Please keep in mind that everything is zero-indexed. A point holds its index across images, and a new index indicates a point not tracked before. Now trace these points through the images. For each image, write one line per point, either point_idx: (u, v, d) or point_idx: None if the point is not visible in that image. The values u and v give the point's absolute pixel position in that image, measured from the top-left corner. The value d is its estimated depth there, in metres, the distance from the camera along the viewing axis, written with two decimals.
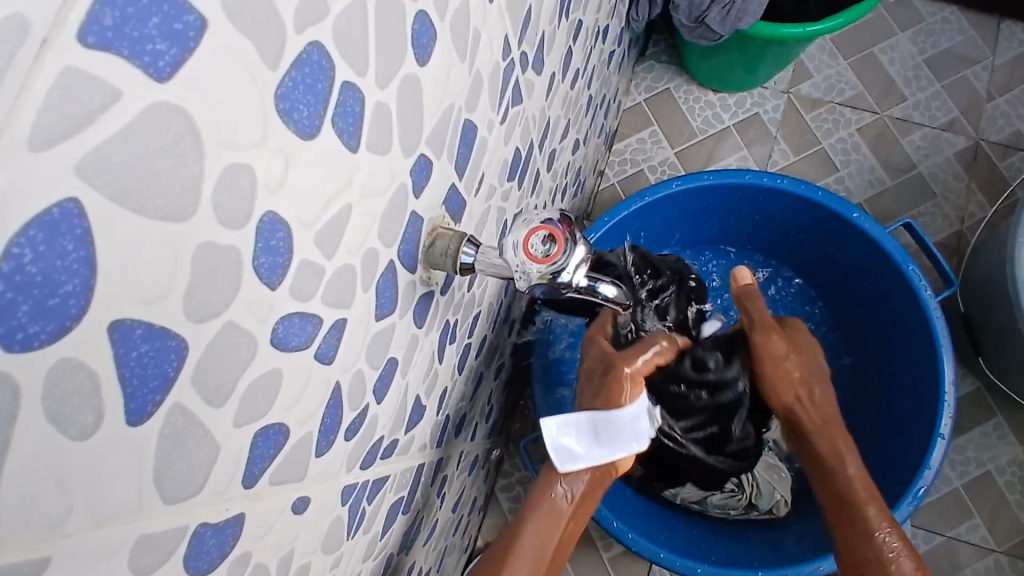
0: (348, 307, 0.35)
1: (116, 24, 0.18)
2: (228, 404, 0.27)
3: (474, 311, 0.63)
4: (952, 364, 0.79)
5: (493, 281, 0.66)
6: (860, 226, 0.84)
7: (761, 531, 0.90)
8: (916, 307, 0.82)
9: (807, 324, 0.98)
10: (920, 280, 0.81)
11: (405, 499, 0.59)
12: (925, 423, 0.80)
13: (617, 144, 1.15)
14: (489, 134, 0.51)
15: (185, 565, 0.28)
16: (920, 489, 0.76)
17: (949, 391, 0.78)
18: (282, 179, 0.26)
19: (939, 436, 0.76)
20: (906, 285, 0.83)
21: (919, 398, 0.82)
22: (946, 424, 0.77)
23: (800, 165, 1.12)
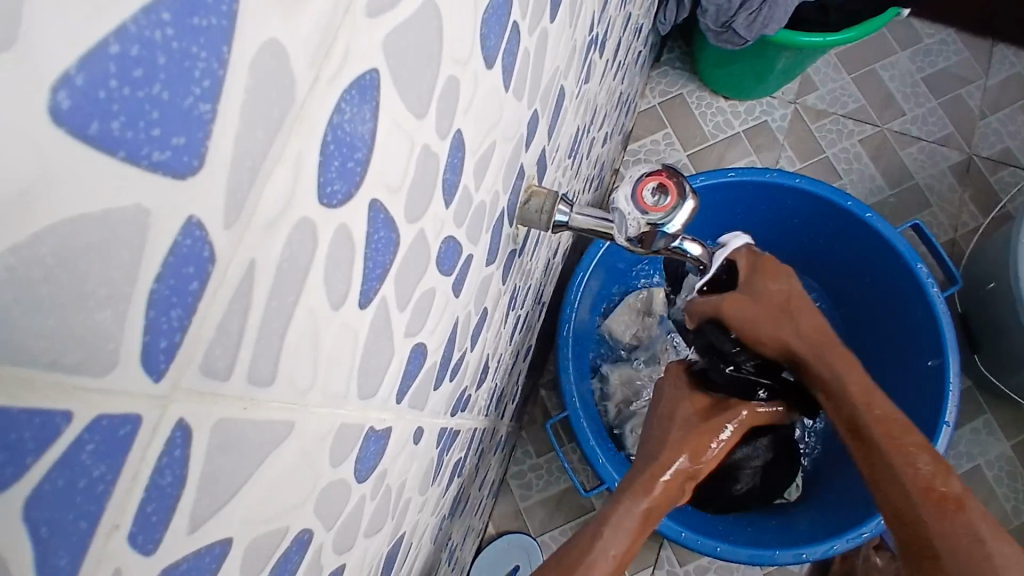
0: (475, 245, 0.37)
1: None
2: (406, 311, 0.29)
3: (528, 283, 0.65)
4: (956, 355, 0.84)
5: (543, 256, 0.69)
6: (869, 223, 0.89)
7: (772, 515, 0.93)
8: (923, 302, 0.87)
9: None
10: (928, 277, 0.87)
11: (461, 460, 0.60)
12: (932, 411, 0.84)
13: (632, 144, 1.19)
14: (568, 106, 0.53)
15: (356, 468, 0.29)
16: None
17: (955, 382, 0.83)
18: (470, 101, 0.28)
19: (946, 424, 0.81)
20: (913, 280, 0.88)
21: (925, 388, 0.87)
22: (952, 412, 0.82)
23: (806, 171, 1.17)
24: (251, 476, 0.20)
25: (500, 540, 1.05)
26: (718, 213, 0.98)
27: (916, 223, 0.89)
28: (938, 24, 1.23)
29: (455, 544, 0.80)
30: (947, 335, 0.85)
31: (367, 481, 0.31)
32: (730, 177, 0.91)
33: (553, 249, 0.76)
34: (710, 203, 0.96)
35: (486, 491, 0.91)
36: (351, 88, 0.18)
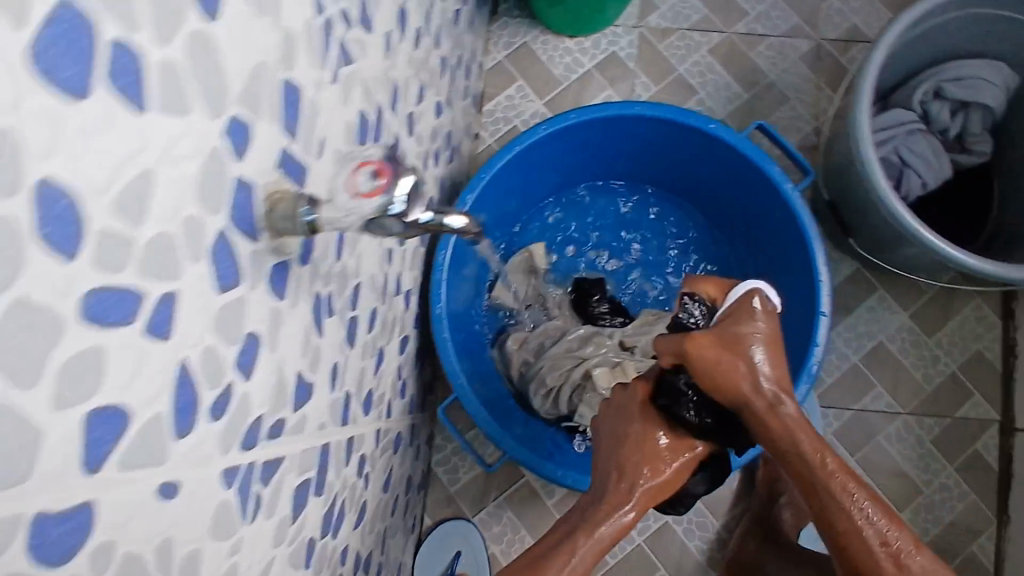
0: (178, 280, 0.35)
1: None
2: (44, 385, 0.26)
3: (352, 283, 0.63)
4: (822, 248, 0.85)
5: (368, 252, 0.67)
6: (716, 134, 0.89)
7: None
8: (781, 200, 0.87)
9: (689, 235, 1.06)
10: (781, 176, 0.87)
11: (314, 480, 0.59)
12: (808, 304, 0.85)
13: (487, 105, 1.16)
14: (320, 96, 0.50)
15: (29, 557, 0.27)
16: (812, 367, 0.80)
17: (823, 272, 0.83)
18: (53, 143, 0.25)
19: (821, 315, 0.81)
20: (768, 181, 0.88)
21: (799, 284, 0.87)
22: (825, 303, 0.82)
23: (663, 93, 1.16)
24: None
25: (439, 526, 1.06)
26: (572, 155, 0.97)
27: (760, 124, 0.88)
28: None
29: (366, 553, 0.80)
30: (808, 230, 0.85)
31: (68, 564, 0.29)
32: (571, 119, 0.89)
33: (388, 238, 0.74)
34: (560, 148, 0.95)
35: (395, 492, 0.90)
36: None
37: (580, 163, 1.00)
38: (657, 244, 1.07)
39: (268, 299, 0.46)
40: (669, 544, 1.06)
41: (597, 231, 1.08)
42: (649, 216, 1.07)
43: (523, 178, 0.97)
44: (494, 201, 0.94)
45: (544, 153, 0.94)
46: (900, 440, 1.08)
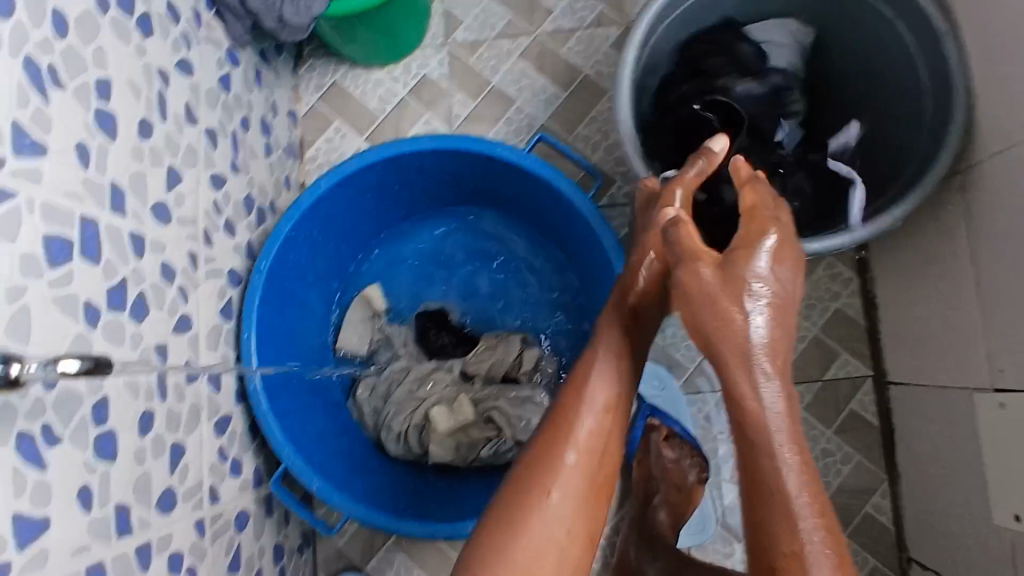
0: None
1: None
2: None
3: (93, 401, 0.62)
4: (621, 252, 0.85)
5: (115, 361, 0.66)
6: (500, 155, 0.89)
7: None
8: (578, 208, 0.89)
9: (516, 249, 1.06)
10: (571, 186, 0.87)
11: None
12: None
13: (308, 153, 1.14)
14: None
15: None
16: None
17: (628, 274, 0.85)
18: None
19: None
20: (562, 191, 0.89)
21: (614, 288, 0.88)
22: None
23: (481, 107, 1.14)
24: None
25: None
26: (371, 198, 0.97)
27: (540, 137, 0.88)
28: None
29: None
30: (606, 237, 0.86)
31: None
32: (354, 167, 0.89)
33: (153, 334, 0.72)
34: (358, 193, 0.94)
35: (253, 569, 0.89)
36: None
37: (390, 201, 1.00)
38: (493, 262, 1.07)
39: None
40: None
41: (431, 261, 1.07)
42: (473, 239, 1.07)
43: (332, 229, 0.97)
44: (301, 258, 0.94)
45: (341, 202, 0.93)
46: None
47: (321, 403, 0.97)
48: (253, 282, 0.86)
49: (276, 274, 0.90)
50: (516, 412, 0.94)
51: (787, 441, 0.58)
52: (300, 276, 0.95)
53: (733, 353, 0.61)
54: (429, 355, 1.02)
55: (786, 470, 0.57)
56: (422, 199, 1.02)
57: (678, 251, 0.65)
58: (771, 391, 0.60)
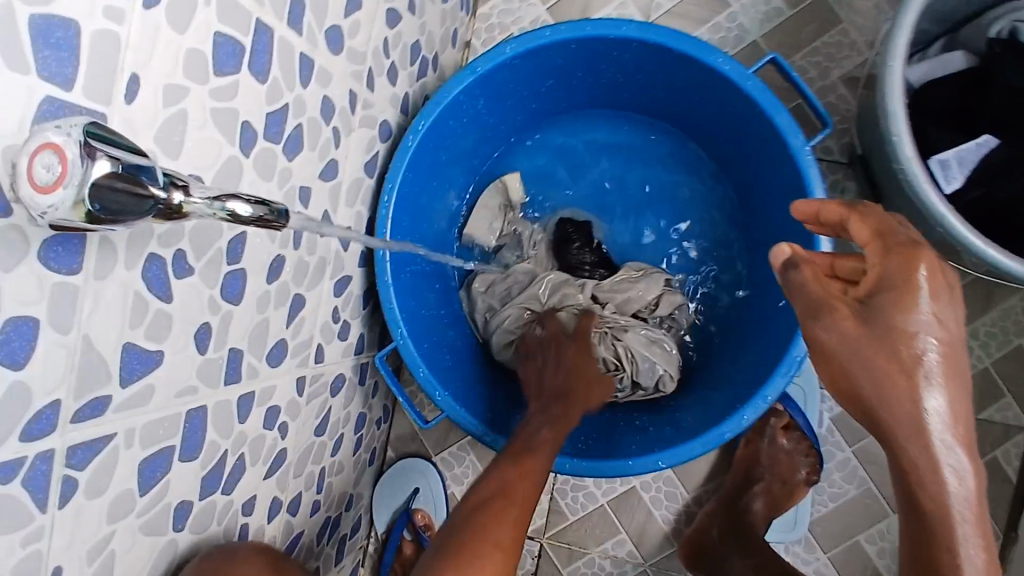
0: None
1: None
2: None
3: (229, 236, 0.55)
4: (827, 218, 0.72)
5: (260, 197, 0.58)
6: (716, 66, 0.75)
7: (646, 409, 0.87)
8: (788, 155, 0.75)
9: (687, 175, 0.94)
10: (791, 125, 0.73)
11: (179, 447, 0.55)
12: None
13: (482, 8, 1.01)
14: (122, 28, 0.41)
15: None
16: (796, 355, 0.72)
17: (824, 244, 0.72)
18: None
19: None
20: (775, 131, 0.75)
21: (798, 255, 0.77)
22: None
23: (689, 3, 0.97)
24: None
25: (400, 461, 1.04)
26: (549, 78, 0.85)
27: (773, 58, 0.73)
28: None
29: (289, 498, 0.77)
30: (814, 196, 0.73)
31: None
32: (542, 39, 0.76)
33: (300, 176, 0.65)
34: (536, 69, 0.82)
35: (336, 433, 0.86)
36: None
37: (565, 87, 0.88)
38: (654, 183, 0.95)
39: (45, 279, 0.39)
40: (635, 510, 1.00)
41: (587, 164, 0.96)
42: (643, 151, 0.95)
43: (496, 103, 0.86)
44: (458, 127, 0.84)
45: (516, 75, 0.82)
46: None
47: (437, 285, 0.90)
48: (405, 142, 0.77)
49: (428, 138, 0.81)
50: (638, 350, 0.84)
51: (975, 536, 0.50)
52: (450, 147, 0.86)
53: (907, 419, 0.52)
54: (561, 267, 0.92)
55: (955, 493, 0.50)
56: (600, 93, 0.90)
57: (813, 300, 0.58)
58: (947, 437, 0.51)
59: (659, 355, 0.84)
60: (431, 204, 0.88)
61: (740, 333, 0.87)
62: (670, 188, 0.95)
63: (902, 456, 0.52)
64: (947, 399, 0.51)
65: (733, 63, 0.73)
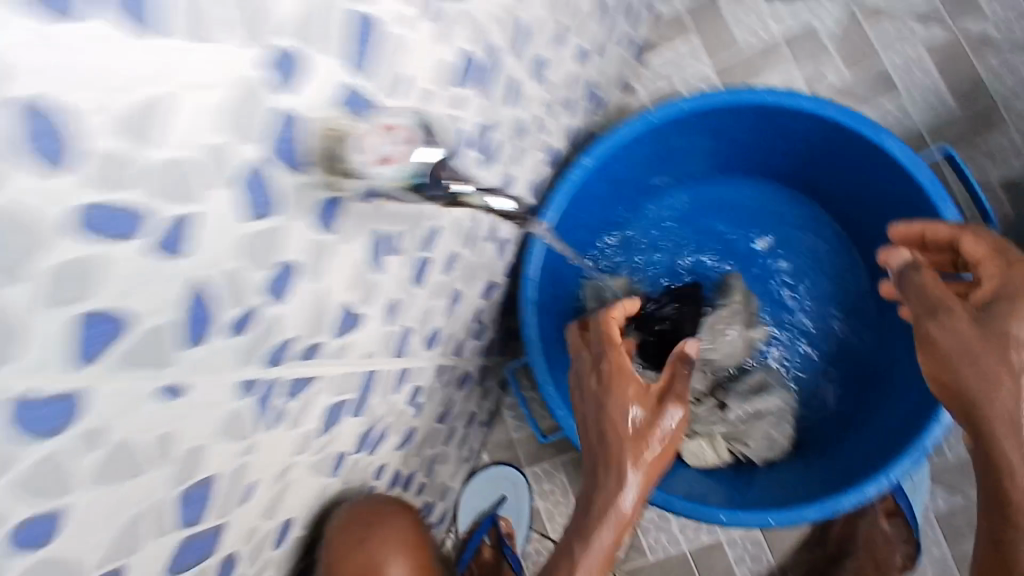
0: (197, 203, 0.35)
1: None
2: (29, 282, 0.28)
3: (429, 226, 0.62)
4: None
5: (456, 195, 0.65)
6: (885, 145, 0.80)
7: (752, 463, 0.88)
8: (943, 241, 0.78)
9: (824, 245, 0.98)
10: (953, 213, 0.76)
11: (355, 402, 0.62)
12: None
13: (649, 58, 1.07)
14: (409, 34, 0.48)
15: (21, 431, 0.31)
16: (929, 441, 0.73)
17: None
18: (34, 61, 0.26)
19: None
20: (934, 216, 0.78)
21: None
22: None
23: (856, 82, 1.00)
24: None
25: (494, 468, 1.09)
26: (714, 136, 0.92)
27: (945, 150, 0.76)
28: None
29: (406, 474, 0.83)
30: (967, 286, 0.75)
31: (52, 439, 0.33)
32: (720, 99, 0.83)
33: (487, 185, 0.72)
34: (705, 125, 0.89)
35: (451, 425, 0.92)
36: None
37: (729, 145, 0.94)
38: (791, 253, 1.00)
39: (314, 236, 0.46)
40: (715, 564, 1.00)
41: (732, 221, 1.01)
42: (784, 215, 1.00)
43: (658, 151, 0.92)
44: (624, 167, 0.91)
45: (687, 128, 0.88)
46: None
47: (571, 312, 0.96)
48: (573, 174, 0.84)
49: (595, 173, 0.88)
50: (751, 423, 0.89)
51: None
52: (611, 183, 0.93)
53: (1008, 415, 0.60)
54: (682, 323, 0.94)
55: None
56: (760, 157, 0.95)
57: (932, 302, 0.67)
58: None
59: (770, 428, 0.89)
60: (578, 237, 0.94)
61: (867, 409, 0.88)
62: (804, 254, 0.99)
63: (994, 449, 0.60)
64: None
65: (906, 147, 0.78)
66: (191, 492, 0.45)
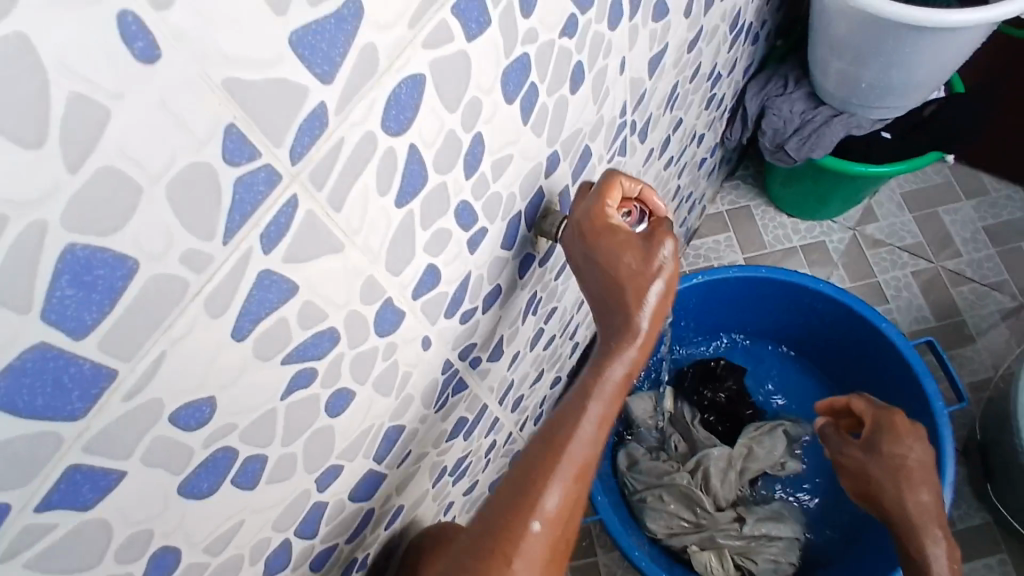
0: (490, 223, 0.56)
1: (405, 95, 0.39)
2: (428, 231, 0.48)
3: (554, 304, 0.82)
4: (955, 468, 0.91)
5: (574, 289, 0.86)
6: (884, 331, 1.02)
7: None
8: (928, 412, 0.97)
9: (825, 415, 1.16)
10: (934, 391, 0.96)
11: (470, 424, 0.76)
12: None
13: (695, 241, 1.34)
14: (598, 165, 0.73)
15: (377, 323, 0.48)
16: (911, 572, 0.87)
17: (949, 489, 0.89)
18: (489, 117, 0.48)
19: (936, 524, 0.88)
20: (921, 392, 0.98)
21: None
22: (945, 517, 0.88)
23: (856, 290, 1.28)
24: (311, 259, 0.38)
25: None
26: (747, 305, 1.14)
27: (928, 340, 0.99)
28: (1008, 181, 1.34)
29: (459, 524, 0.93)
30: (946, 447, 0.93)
31: (382, 339, 0.49)
32: (761, 273, 1.07)
33: None
34: (743, 292, 1.11)
35: None
36: (405, 79, 0.38)
37: (757, 314, 1.16)
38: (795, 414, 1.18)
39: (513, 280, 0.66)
40: None
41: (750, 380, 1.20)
42: (792, 385, 1.19)
43: (702, 306, 1.14)
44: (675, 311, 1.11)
45: (730, 290, 1.11)
46: None
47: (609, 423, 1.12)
48: None
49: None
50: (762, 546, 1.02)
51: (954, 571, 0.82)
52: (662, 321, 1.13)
53: (919, 509, 0.84)
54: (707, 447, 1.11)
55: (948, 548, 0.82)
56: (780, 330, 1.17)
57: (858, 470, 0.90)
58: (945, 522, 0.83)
59: (777, 553, 1.02)
60: None
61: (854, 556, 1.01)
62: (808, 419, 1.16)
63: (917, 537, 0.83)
64: (931, 495, 0.84)
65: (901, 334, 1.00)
66: (392, 432, 0.58)
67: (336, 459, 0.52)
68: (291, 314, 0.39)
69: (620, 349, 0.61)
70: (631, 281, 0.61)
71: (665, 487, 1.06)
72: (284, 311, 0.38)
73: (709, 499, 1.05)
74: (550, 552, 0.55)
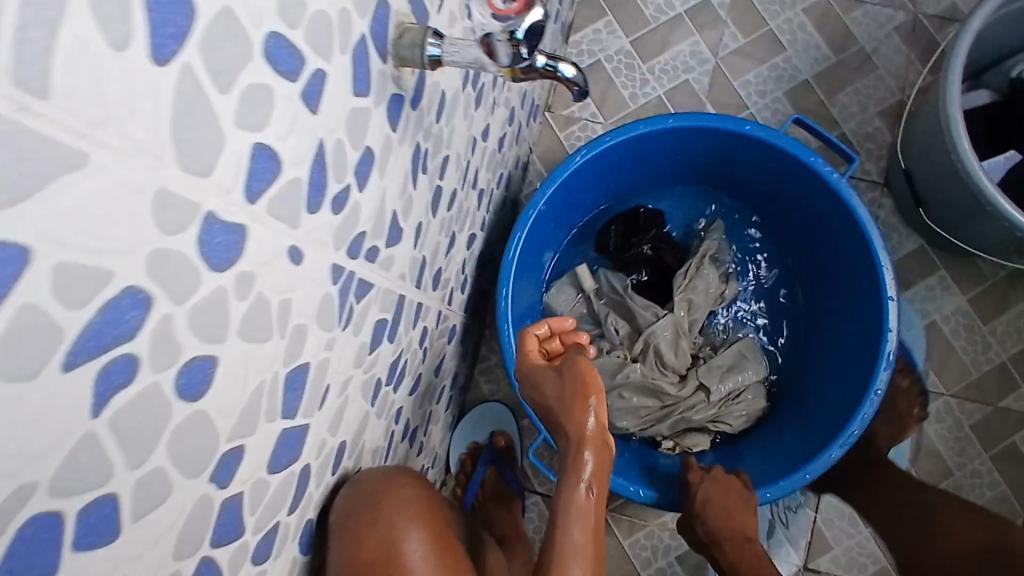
0: (327, 62, 0.39)
1: None
2: (231, 95, 0.31)
3: (444, 151, 0.66)
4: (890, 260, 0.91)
5: (461, 127, 0.70)
6: (777, 145, 0.93)
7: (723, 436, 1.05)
8: (846, 214, 0.94)
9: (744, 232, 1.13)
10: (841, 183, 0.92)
11: (392, 323, 0.62)
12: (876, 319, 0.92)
13: (573, 37, 1.18)
14: None
15: (201, 251, 0.31)
16: (889, 361, 0.89)
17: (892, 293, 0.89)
18: None
19: (890, 332, 0.89)
20: (834, 197, 0.93)
21: (868, 301, 0.94)
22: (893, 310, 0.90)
23: (751, 45, 1.16)
24: (25, 195, 0.22)
25: (482, 405, 1.10)
26: (631, 162, 1.02)
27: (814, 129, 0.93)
28: None
29: (414, 425, 0.83)
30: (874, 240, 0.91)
31: (224, 273, 0.33)
32: (636, 130, 0.94)
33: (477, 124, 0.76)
34: (620, 154, 0.99)
35: (444, 383, 0.93)
36: None
37: (650, 166, 1.05)
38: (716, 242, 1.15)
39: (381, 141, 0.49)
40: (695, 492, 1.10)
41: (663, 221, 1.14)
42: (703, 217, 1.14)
43: (588, 179, 1.02)
44: (564, 193, 1.00)
45: (603, 163, 0.98)
46: (939, 419, 1.07)
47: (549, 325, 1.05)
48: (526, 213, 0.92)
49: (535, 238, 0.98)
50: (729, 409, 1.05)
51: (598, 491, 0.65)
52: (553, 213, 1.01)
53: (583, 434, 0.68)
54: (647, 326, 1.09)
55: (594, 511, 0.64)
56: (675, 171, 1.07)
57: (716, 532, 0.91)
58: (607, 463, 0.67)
59: (746, 403, 1.05)
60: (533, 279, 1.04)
61: (820, 356, 1.05)
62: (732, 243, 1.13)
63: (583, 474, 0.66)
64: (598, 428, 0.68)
65: (797, 145, 0.92)
66: (289, 378, 0.43)
67: (230, 441, 0.38)
68: (38, 295, 0.23)
69: (582, 445, 0.67)
70: (576, 417, 0.69)
71: (622, 385, 1.05)
72: (23, 295, 0.22)
73: (667, 379, 1.06)
74: (595, 526, 0.63)
